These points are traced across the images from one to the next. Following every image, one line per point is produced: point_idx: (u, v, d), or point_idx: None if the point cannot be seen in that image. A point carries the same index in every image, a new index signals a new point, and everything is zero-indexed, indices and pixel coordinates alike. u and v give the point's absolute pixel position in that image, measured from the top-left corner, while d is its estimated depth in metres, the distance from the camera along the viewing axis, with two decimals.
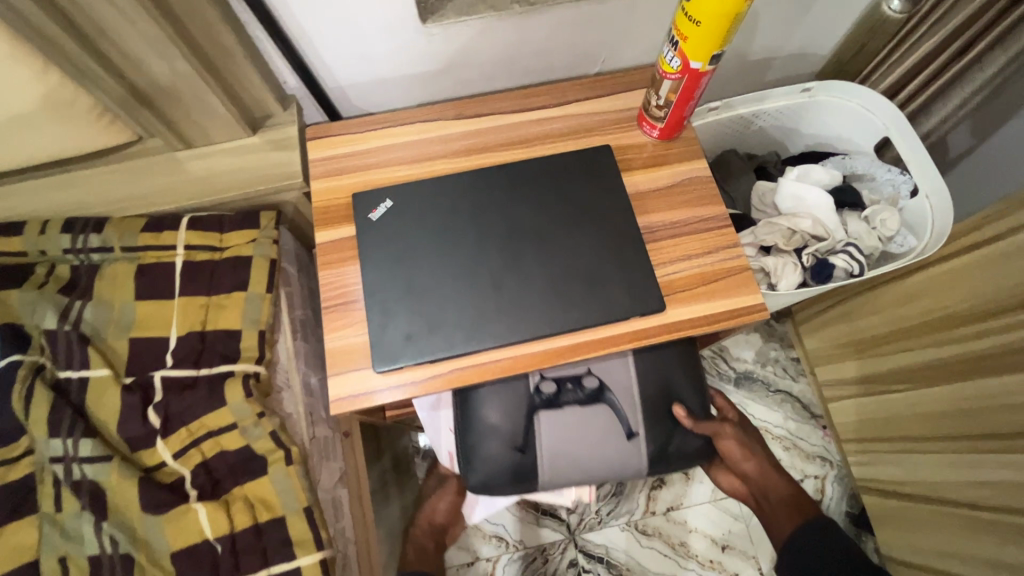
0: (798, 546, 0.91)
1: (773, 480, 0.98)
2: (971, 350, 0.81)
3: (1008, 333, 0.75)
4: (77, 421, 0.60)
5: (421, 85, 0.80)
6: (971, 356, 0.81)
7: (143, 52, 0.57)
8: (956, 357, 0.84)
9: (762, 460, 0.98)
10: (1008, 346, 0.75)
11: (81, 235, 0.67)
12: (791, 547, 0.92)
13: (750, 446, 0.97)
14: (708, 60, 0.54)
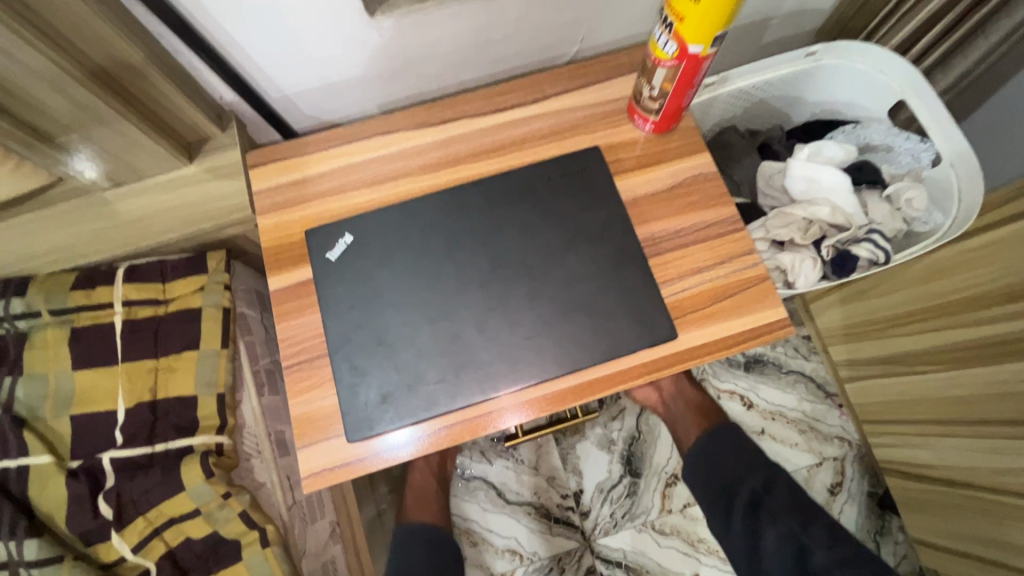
0: (705, 447, 0.88)
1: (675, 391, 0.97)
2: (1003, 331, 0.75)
3: None
4: (20, 519, 0.52)
5: (378, 85, 0.70)
6: (1003, 339, 0.75)
7: (36, 90, 0.47)
8: (988, 339, 0.77)
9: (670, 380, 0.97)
10: None
11: (4, 301, 0.59)
12: (704, 453, 0.88)
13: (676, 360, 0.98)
14: (710, 42, 0.45)
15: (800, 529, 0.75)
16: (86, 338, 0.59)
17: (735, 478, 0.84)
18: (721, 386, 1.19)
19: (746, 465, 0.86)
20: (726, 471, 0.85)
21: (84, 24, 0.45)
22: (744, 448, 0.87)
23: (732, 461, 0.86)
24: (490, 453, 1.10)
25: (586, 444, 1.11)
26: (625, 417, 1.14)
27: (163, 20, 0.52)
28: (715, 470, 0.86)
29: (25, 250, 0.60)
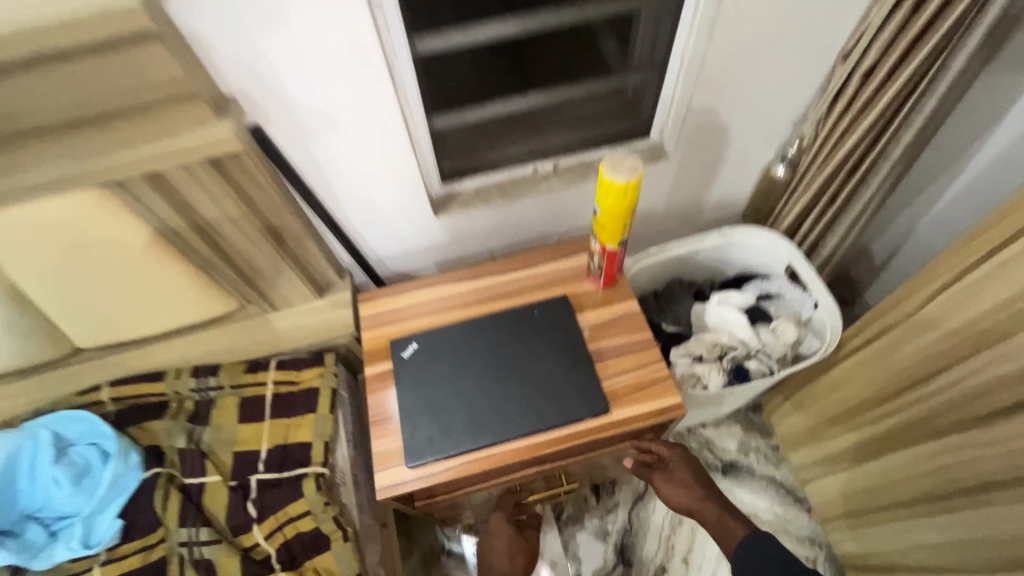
0: (755, 549, 0.91)
1: (710, 503, 0.99)
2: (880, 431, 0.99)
3: (892, 417, 0.95)
4: (198, 514, 0.84)
5: (438, 251, 1.13)
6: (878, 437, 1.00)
7: (254, 252, 0.91)
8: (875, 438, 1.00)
9: (701, 490, 1.00)
10: (896, 427, 0.94)
11: (203, 378, 0.97)
12: (749, 550, 0.92)
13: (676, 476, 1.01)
14: (617, 243, 0.84)
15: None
16: (249, 404, 0.94)
17: None
18: (703, 487, 1.40)
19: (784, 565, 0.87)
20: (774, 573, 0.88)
21: (284, 221, 0.88)
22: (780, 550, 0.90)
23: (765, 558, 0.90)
24: None
25: (585, 534, 1.38)
26: (619, 512, 1.40)
27: (322, 220, 0.98)
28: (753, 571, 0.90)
29: (223, 348, 1.00)
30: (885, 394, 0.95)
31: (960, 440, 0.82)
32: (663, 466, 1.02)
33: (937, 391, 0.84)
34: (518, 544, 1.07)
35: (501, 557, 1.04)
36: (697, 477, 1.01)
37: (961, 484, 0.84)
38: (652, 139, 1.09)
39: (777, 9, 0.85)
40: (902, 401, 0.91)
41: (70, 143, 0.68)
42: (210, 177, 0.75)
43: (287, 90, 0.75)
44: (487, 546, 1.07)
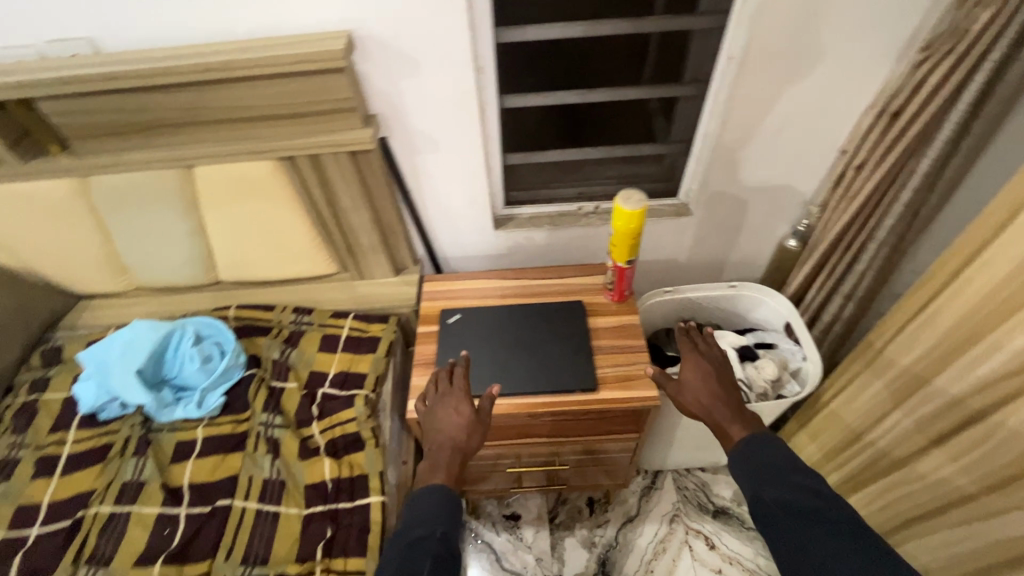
0: (748, 459, 0.85)
1: (722, 404, 0.94)
2: (858, 465, 1.13)
3: (866, 451, 1.09)
4: (277, 407, 1.14)
5: (493, 259, 1.43)
6: (859, 471, 1.13)
7: (359, 229, 1.24)
8: (854, 471, 1.14)
9: (713, 388, 0.95)
10: (874, 460, 1.08)
11: (300, 314, 1.29)
12: (741, 448, 0.87)
13: (694, 372, 0.98)
14: (625, 260, 1.08)
15: (823, 549, 0.72)
16: (328, 339, 1.24)
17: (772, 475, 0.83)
18: (692, 525, 1.51)
19: (774, 478, 0.82)
20: (760, 482, 0.82)
21: (385, 208, 1.22)
22: (780, 460, 0.84)
23: (763, 465, 0.84)
24: (500, 526, 1.54)
25: (573, 541, 1.50)
26: (608, 528, 1.52)
27: (412, 217, 1.31)
28: (758, 463, 0.85)
29: (320, 299, 1.33)
30: (859, 432, 1.11)
31: (921, 466, 0.97)
32: (676, 382, 0.98)
33: (893, 423, 1.01)
34: (474, 426, 0.93)
35: (459, 433, 0.92)
36: (716, 391, 0.95)
37: (924, 509, 0.99)
38: (678, 200, 1.34)
39: (779, 107, 1.11)
40: (874, 436, 1.06)
41: (272, 128, 1.06)
42: (348, 165, 1.10)
43: (408, 117, 1.09)
44: (436, 414, 0.95)
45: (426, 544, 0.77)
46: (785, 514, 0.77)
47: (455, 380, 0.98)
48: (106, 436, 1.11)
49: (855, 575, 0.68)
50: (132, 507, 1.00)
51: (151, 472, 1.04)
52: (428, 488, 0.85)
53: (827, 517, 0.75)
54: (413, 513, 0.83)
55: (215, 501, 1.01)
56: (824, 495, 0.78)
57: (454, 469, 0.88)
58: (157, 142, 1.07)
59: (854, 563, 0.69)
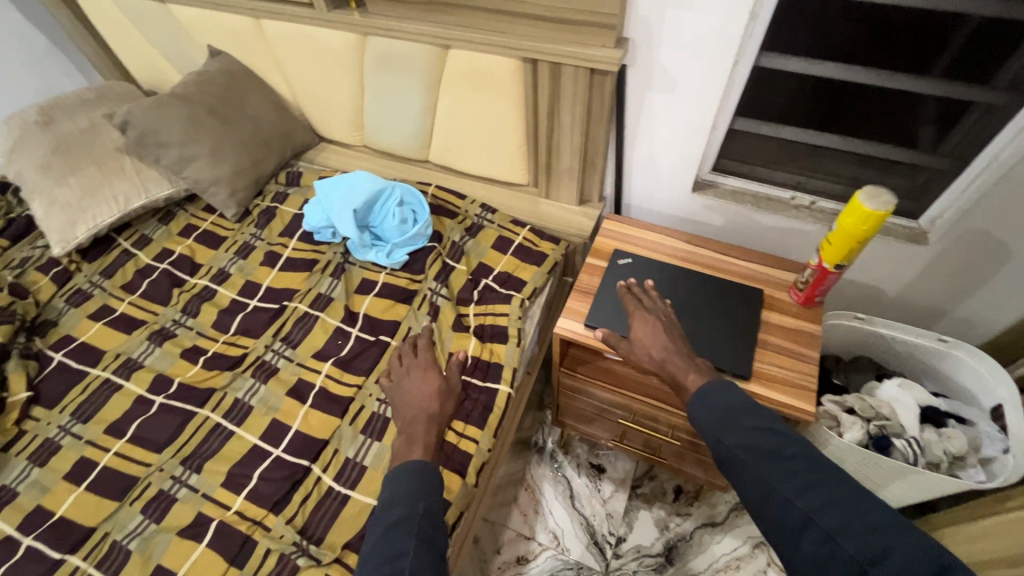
0: (708, 407, 0.82)
1: (676, 359, 0.91)
2: None
3: None
4: (445, 281, 1.27)
5: (675, 221, 1.38)
6: None
7: (564, 149, 1.28)
8: None
9: (666, 342, 0.94)
10: None
11: (485, 211, 1.39)
12: (697, 400, 0.84)
13: (643, 329, 0.97)
14: (834, 265, 0.98)
15: (788, 486, 0.70)
16: (503, 240, 1.33)
17: (734, 417, 0.79)
18: (776, 560, 1.42)
19: (733, 422, 0.79)
20: (721, 428, 0.79)
21: (596, 136, 1.23)
22: (735, 403, 0.81)
23: (723, 409, 0.81)
24: (583, 470, 1.59)
25: (647, 515, 1.50)
26: (686, 520, 1.49)
27: (616, 154, 1.30)
28: (720, 408, 0.81)
29: (505, 204, 1.43)
30: None
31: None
32: (628, 342, 0.97)
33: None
34: (441, 391, 1.02)
35: (431, 403, 0.99)
36: (667, 343, 0.94)
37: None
38: (918, 223, 1.15)
39: None
40: None
41: (530, 30, 1.11)
42: (582, 83, 1.12)
43: (658, 49, 1.07)
44: (405, 390, 1.02)
45: (408, 524, 0.75)
46: (747, 456, 0.75)
47: (420, 353, 1.09)
48: (314, 253, 1.34)
49: (821, 507, 0.67)
50: (321, 314, 1.22)
51: (340, 293, 1.24)
52: (410, 466, 0.84)
53: (790, 457, 0.73)
54: (396, 490, 0.81)
55: (379, 335, 1.18)
56: (780, 432, 0.76)
57: (430, 443, 0.93)
58: (429, 18, 1.19)
59: (817, 493, 0.68)
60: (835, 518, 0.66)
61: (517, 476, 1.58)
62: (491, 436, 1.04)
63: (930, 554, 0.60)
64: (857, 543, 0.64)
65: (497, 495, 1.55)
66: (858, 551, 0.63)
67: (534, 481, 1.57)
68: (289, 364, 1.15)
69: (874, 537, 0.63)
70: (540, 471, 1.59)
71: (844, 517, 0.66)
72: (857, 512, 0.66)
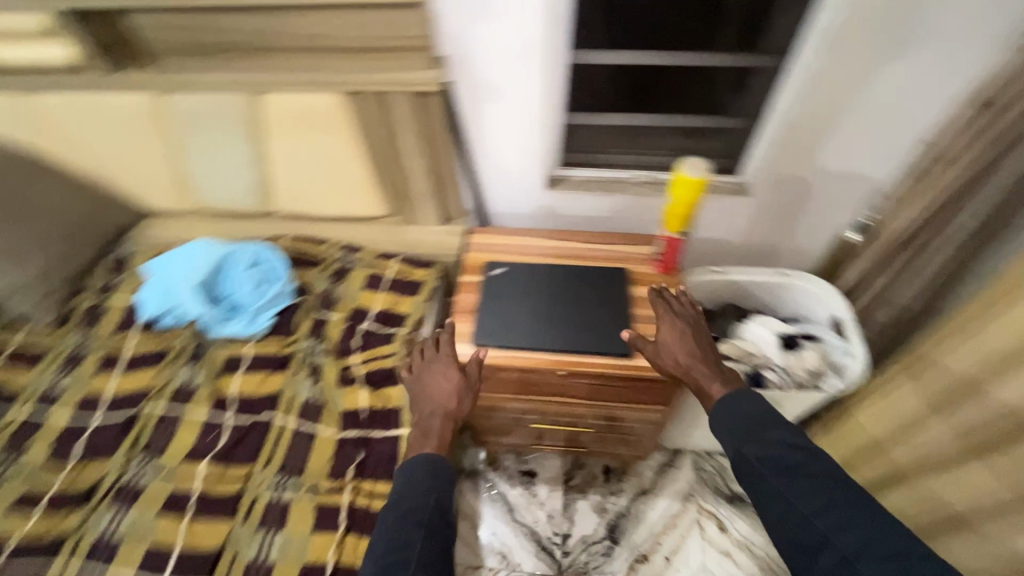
0: (732, 420, 0.89)
1: (706, 365, 0.94)
2: (890, 467, 1.10)
3: (903, 453, 1.06)
4: (320, 335, 1.19)
5: (540, 220, 1.42)
6: (889, 474, 1.10)
7: (414, 173, 1.26)
8: (885, 472, 1.11)
9: (695, 349, 0.96)
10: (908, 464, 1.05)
11: (349, 252, 1.33)
12: (718, 410, 0.91)
13: (676, 335, 0.97)
14: (678, 231, 1.06)
15: (807, 504, 0.78)
16: (374, 278, 1.27)
17: (767, 438, 0.85)
18: (705, 506, 1.52)
19: (759, 436, 0.86)
20: (743, 443, 0.86)
21: (442, 155, 1.22)
22: (765, 418, 0.87)
23: (751, 422, 0.88)
24: (515, 480, 1.58)
25: (585, 504, 1.53)
26: (621, 496, 1.55)
27: (466, 168, 1.30)
28: (746, 422, 0.88)
29: (368, 239, 1.37)
30: (895, 433, 1.08)
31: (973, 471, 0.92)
32: (654, 344, 0.97)
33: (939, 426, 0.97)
34: (464, 390, 0.98)
35: (449, 401, 0.96)
36: (699, 350, 0.95)
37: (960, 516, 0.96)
38: (738, 178, 1.30)
39: (859, 85, 1.05)
40: (914, 440, 1.03)
41: (343, 62, 1.07)
42: (412, 107, 1.11)
43: (477, 63, 1.08)
44: (428, 380, 0.99)
45: (418, 514, 0.84)
46: (768, 470, 0.82)
47: (442, 347, 1.02)
48: (162, 342, 1.18)
49: (838, 527, 0.75)
50: (184, 409, 1.08)
51: (203, 380, 1.11)
52: (414, 459, 0.91)
53: (808, 471, 0.81)
54: (409, 482, 0.88)
55: (258, 413, 1.07)
56: (803, 450, 0.83)
57: (444, 437, 0.94)
58: (233, 66, 1.10)
59: (837, 516, 0.76)
60: (854, 541, 0.74)
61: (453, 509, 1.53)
62: None
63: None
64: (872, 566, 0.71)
65: None
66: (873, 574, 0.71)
67: (469, 507, 1.53)
68: (158, 476, 1.00)
69: (888, 557, 0.71)
70: (471, 495, 1.55)
71: (863, 539, 0.73)
72: (876, 535, 0.73)
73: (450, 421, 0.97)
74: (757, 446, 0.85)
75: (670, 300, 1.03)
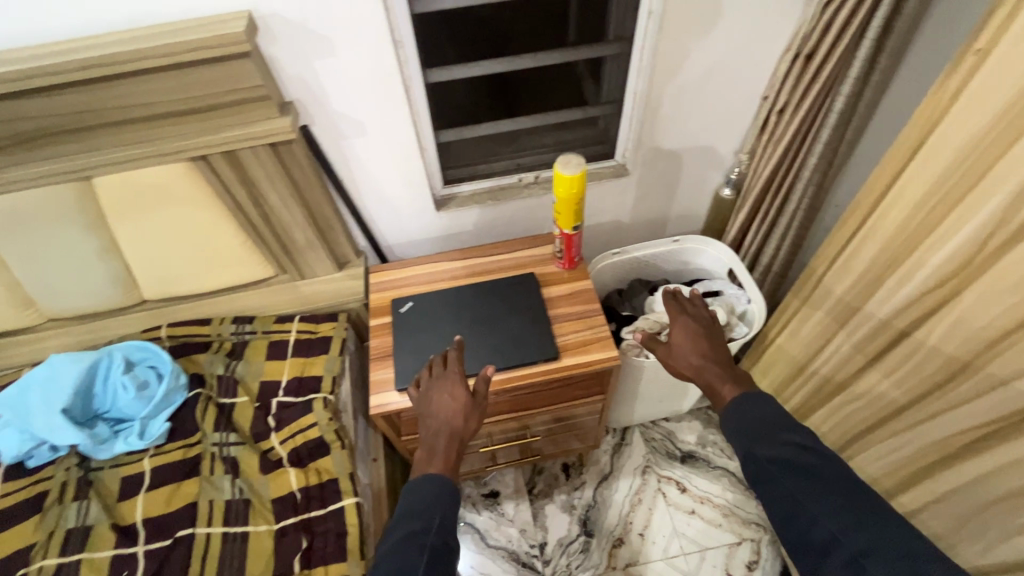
0: (741, 419, 0.84)
1: (715, 365, 0.93)
2: (806, 394, 1.20)
3: (813, 379, 1.16)
4: (229, 423, 1.08)
5: (438, 242, 1.39)
6: (807, 399, 1.20)
7: (292, 227, 1.17)
8: (803, 399, 1.21)
9: (706, 349, 0.95)
10: (820, 387, 1.15)
11: (241, 324, 1.20)
12: (735, 410, 0.86)
13: (688, 337, 0.97)
14: (571, 228, 1.08)
15: (816, 503, 0.73)
16: (277, 346, 1.18)
17: (774, 436, 0.80)
18: (663, 473, 1.58)
19: (767, 437, 0.81)
20: (751, 443, 0.81)
21: (318, 201, 1.15)
22: (774, 418, 0.83)
23: (763, 422, 0.82)
24: (480, 505, 1.54)
25: (553, 507, 1.53)
26: (585, 489, 1.56)
27: (348, 208, 1.24)
28: (753, 422, 0.83)
29: (261, 305, 1.26)
30: (803, 363, 1.18)
31: (872, 376, 1.00)
32: (666, 346, 0.98)
33: (835, 347, 1.07)
34: (469, 407, 0.90)
35: (455, 419, 0.89)
36: (705, 350, 0.95)
37: (871, 422, 1.04)
38: (616, 160, 1.34)
39: (699, 58, 1.12)
40: (819, 365, 1.13)
41: (177, 126, 0.96)
42: (270, 160, 1.03)
43: (328, 101, 1.03)
44: (433, 397, 0.91)
45: (420, 538, 0.76)
46: (780, 472, 0.77)
47: (450, 362, 0.94)
48: (38, 484, 1.01)
49: (848, 527, 0.70)
50: (81, 555, 0.92)
51: (98, 514, 0.96)
52: (426, 476, 0.83)
53: (815, 471, 0.76)
54: (411, 502, 0.81)
55: (175, 533, 0.95)
56: (814, 452, 0.78)
57: (450, 458, 0.86)
58: (44, 154, 0.95)
59: (848, 517, 0.71)
60: (862, 539, 0.69)
61: None
62: (360, 559, 0.92)
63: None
64: (883, 564, 0.66)
65: None
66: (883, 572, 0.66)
67: None
68: None
69: (902, 557, 0.66)
70: None
71: (872, 539, 0.68)
72: (886, 534, 0.68)
73: (457, 442, 0.87)
74: (767, 444, 0.80)
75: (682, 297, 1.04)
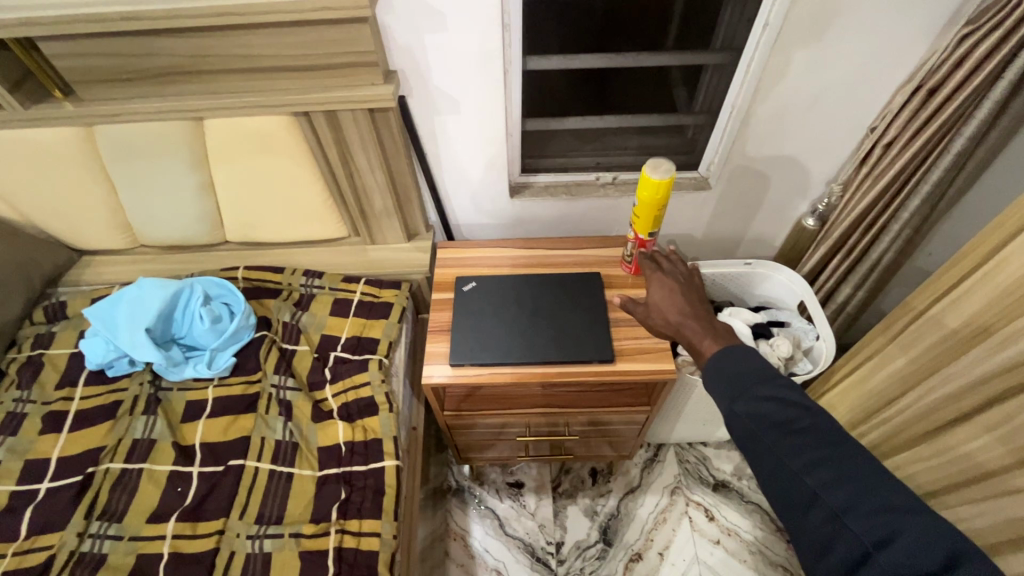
0: (720, 373, 0.75)
1: (691, 318, 0.94)
2: (867, 443, 1.14)
3: (879, 427, 1.10)
4: (287, 369, 1.13)
5: (505, 230, 1.41)
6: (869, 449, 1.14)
7: (373, 193, 1.21)
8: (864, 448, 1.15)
9: (682, 305, 0.97)
10: (886, 438, 1.09)
11: (311, 278, 1.25)
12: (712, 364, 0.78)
13: (665, 294, 1.00)
14: (648, 233, 1.06)
15: (798, 460, 0.64)
16: (340, 303, 1.22)
17: (754, 389, 0.70)
18: (692, 497, 1.54)
19: (748, 388, 0.71)
20: (733, 400, 0.71)
21: (401, 171, 1.18)
22: (755, 370, 0.72)
23: (737, 375, 0.73)
24: (502, 493, 1.56)
25: (576, 509, 1.53)
26: (610, 497, 1.54)
27: (427, 182, 1.27)
28: (734, 377, 0.73)
29: (331, 263, 1.31)
30: (871, 409, 1.12)
31: (951, 437, 0.94)
32: (646, 306, 1.01)
33: (913, 401, 1.00)
34: None
35: None
36: (681, 305, 0.96)
37: (943, 484, 0.97)
38: (699, 173, 1.31)
39: (811, 79, 1.06)
40: (889, 415, 1.07)
41: (289, 81, 1.02)
42: (366, 124, 1.06)
43: (429, 74, 1.05)
44: None
45: None
46: (758, 429, 0.67)
47: None
48: (114, 393, 1.09)
49: (830, 484, 0.61)
50: (144, 464, 1.00)
51: (162, 430, 1.04)
52: None
53: (805, 428, 0.65)
54: None
55: (227, 461, 1.01)
56: (796, 402, 0.67)
57: None
58: (165, 92, 1.02)
59: (832, 471, 0.62)
60: (844, 497, 0.60)
61: (441, 530, 1.49)
62: (393, 520, 0.95)
63: (942, 537, 0.56)
64: (864, 524, 0.59)
65: (426, 561, 1.44)
66: (863, 532, 0.59)
67: (457, 528, 1.50)
68: (119, 542, 0.92)
69: (884, 514, 0.59)
70: (457, 515, 1.52)
71: (854, 495, 0.60)
72: (871, 490, 0.60)
73: None
74: (745, 400, 0.70)
75: (658, 262, 1.08)
